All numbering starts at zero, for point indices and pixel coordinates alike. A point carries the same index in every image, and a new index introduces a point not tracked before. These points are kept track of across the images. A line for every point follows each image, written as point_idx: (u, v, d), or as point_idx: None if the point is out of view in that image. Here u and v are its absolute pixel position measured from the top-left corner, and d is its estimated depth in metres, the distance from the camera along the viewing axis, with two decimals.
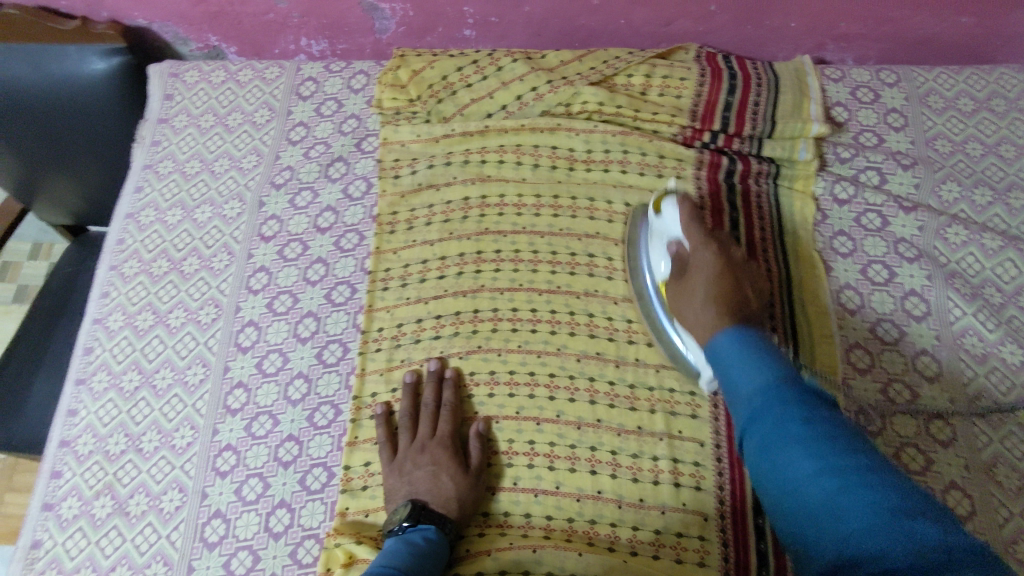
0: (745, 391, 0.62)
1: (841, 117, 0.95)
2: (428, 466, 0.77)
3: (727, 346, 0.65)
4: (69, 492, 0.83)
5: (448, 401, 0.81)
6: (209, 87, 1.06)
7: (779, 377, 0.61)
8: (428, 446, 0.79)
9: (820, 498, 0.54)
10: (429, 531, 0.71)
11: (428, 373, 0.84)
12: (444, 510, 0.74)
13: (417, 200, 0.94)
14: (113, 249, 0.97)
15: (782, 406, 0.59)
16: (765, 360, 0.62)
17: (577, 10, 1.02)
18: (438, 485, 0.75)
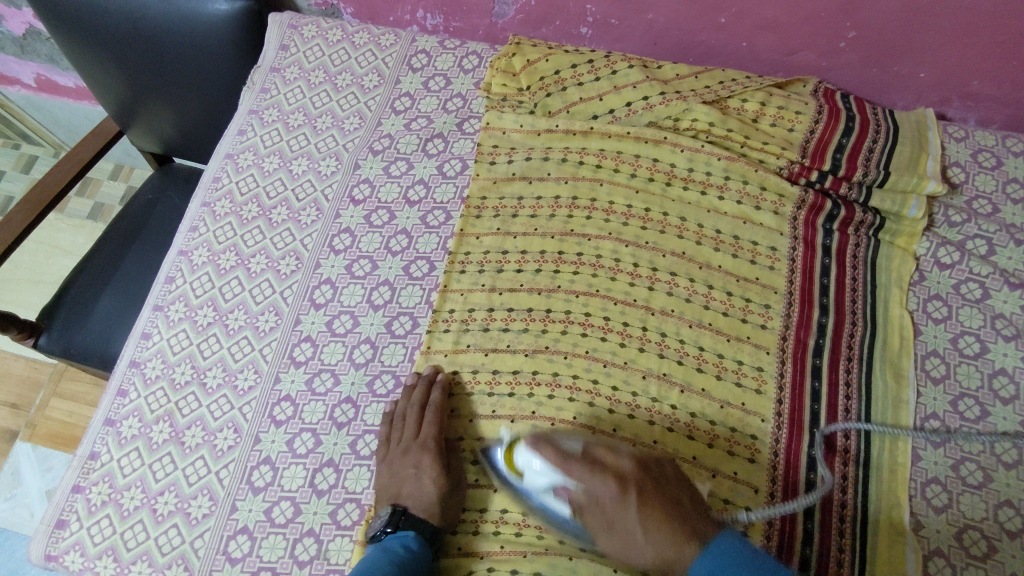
0: (712, 544, 0.64)
1: (956, 178, 0.91)
2: (411, 469, 0.77)
3: (715, 552, 0.63)
4: (132, 412, 0.86)
5: (433, 401, 0.80)
6: (325, 43, 1.07)
7: (758, 558, 0.63)
8: (412, 447, 0.78)
9: None
10: (409, 538, 0.72)
11: (420, 378, 0.83)
12: (426, 516, 0.75)
13: (507, 189, 0.94)
14: (209, 186, 1.00)
15: (751, 568, 0.62)
16: (747, 553, 0.63)
17: (700, 26, 1.00)
18: (421, 490, 0.76)
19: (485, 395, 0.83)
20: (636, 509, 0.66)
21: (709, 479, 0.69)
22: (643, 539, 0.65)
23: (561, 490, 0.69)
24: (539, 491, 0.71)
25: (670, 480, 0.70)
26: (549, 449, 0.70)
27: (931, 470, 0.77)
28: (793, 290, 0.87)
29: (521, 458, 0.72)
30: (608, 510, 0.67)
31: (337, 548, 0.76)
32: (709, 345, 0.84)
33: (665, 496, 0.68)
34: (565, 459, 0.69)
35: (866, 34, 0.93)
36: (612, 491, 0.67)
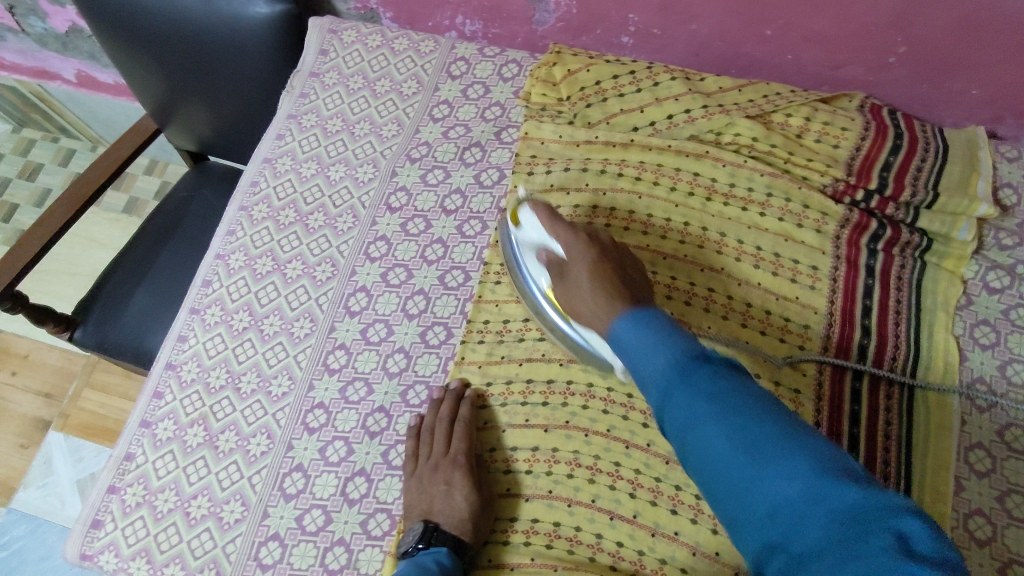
0: (650, 370, 0.58)
1: (1009, 200, 0.88)
2: (442, 485, 0.76)
3: (626, 333, 0.61)
4: (167, 414, 0.87)
5: (462, 417, 0.80)
6: (364, 49, 1.07)
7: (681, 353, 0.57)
8: (442, 463, 0.78)
9: (770, 495, 0.47)
10: (441, 554, 0.71)
11: (448, 392, 0.83)
12: (458, 532, 0.73)
13: (545, 200, 0.93)
14: (247, 190, 1.00)
15: (687, 386, 0.55)
16: (671, 337, 0.59)
17: (745, 38, 0.98)
18: (452, 505, 0.74)
19: (519, 404, 0.83)
20: (587, 271, 0.71)
21: (638, 335, 0.60)
22: (587, 284, 0.70)
23: (543, 251, 0.78)
24: (530, 244, 0.81)
25: (635, 270, 0.74)
26: (543, 210, 0.77)
27: (975, 501, 0.75)
28: (834, 312, 0.85)
29: (522, 217, 0.80)
30: (573, 271, 0.73)
31: (367, 558, 0.76)
32: (746, 365, 0.83)
33: (612, 276, 0.70)
34: (553, 218, 0.76)
35: (917, 49, 0.91)
36: (579, 242, 0.73)
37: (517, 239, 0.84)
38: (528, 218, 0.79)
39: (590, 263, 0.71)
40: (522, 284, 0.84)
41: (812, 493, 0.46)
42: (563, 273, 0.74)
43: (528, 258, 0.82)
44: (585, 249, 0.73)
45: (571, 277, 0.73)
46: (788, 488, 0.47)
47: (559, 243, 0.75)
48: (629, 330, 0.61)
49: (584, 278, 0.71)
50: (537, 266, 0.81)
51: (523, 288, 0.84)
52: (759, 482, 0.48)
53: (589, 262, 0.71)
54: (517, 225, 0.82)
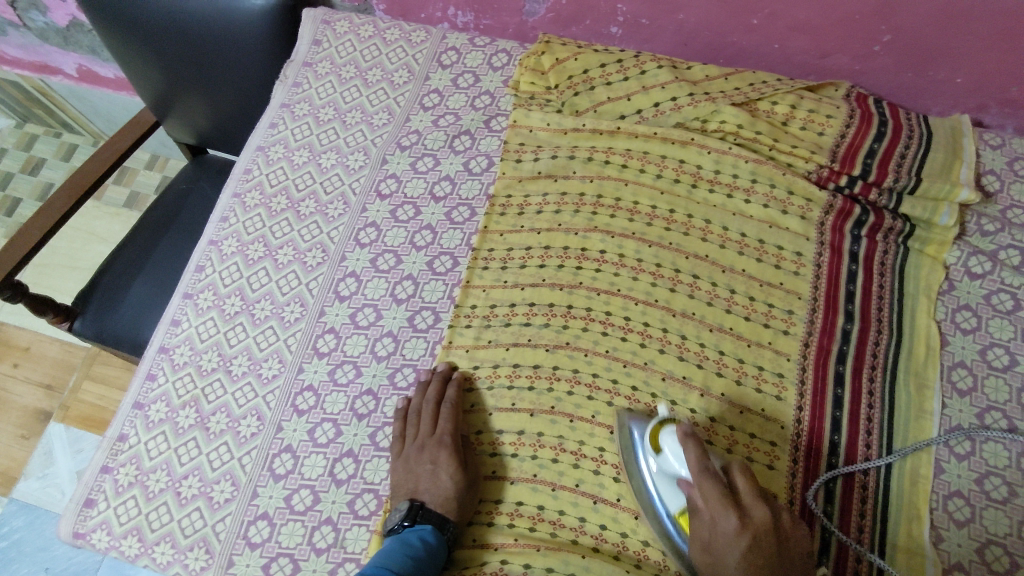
0: None
1: (991, 187, 0.90)
2: (428, 464, 0.77)
3: None
4: (160, 396, 0.88)
5: (450, 398, 0.81)
6: (357, 39, 1.09)
7: None
8: (429, 443, 0.79)
9: None
10: (427, 531, 0.73)
11: (435, 375, 0.84)
12: (443, 511, 0.75)
13: (533, 187, 0.95)
14: (240, 177, 1.02)
15: None
16: None
17: (732, 27, 0.99)
18: (438, 484, 0.76)
19: (505, 388, 0.84)
20: (737, 557, 0.64)
21: None
22: (733, 535, 0.64)
23: (682, 484, 0.71)
24: (666, 470, 0.73)
25: (796, 558, 0.64)
26: (693, 451, 0.69)
27: (954, 482, 0.76)
28: (817, 297, 0.86)
29: (664, 444, 0.73)
30: (712, 517, 0.67)
31: (354, 537, 0.77)
32: (730, 349, 0.84)
33: (766, 545, 0.64)
34: (699, 453, 0.69)
35: (902, 37, 0.92)
36: (715, 487, 0.67)
37: (645, 456, 0.76)
38: (671, 450, 0.72)
39: (742, 549, 0.64)
40: (637, 480, 0.76)
41: None
42: (693, 506, 0.70)
43: (654, 473, 0.75)
44: (735, 532, 0.64)
45: (700, 529, 0.68)
46: None
47: (690, 456, 0.69)
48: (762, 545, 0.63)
49: (733, 557, 0.64)
50: (670, 488, 0.73)
51: (633, 480, 0.76)
52: None
53: (742, 545, 0.64)
54: (655, 450, 0.74)
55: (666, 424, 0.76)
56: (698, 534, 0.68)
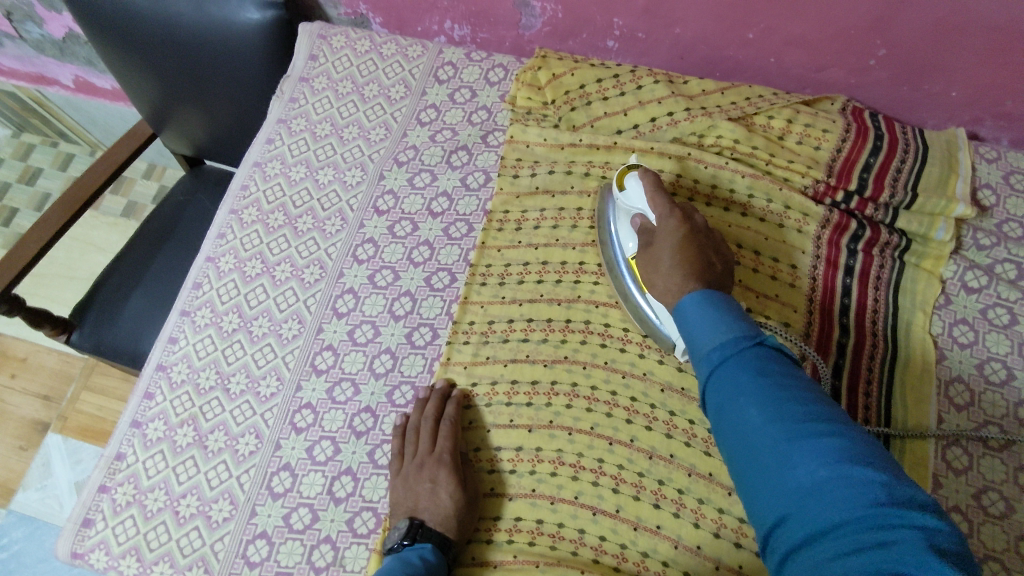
0: (706, 346, 0.63)
1: (987, 200, 0.90)
2: (428, 483, 0.76)
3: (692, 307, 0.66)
4: (158, 415, 0.88)
5: (449, 415, 0.81)
6: (353, 54, 1.09)
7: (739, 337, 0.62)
8: (428, 460, 0.78)
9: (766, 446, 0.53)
10: (427, 550, 0.71)
11: (433, 392, 0.84)
12: (443, 528, 0.73)
13: (530, 202, 0.95)
14: (237, 194, 1.02)
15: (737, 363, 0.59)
16: (726, 319, 0.64)
17: (728, 41, 0.99)
18: (438, 501, 0.75)
19: (503, 405, 0.84)
20: (669, 248, 0.75)
21: (703, 311, 0.65)
22: (665, 266, 0.74)
23: (638, 219, 0.82)
24: (628, 211, 0.85)
25: (726, 254, 0.77)
26: (648, 175, 0.81)
27: (952, 497, 0.76)
28: (813, 311, 0.86)
29: (628, 182, 0.84)
30: (662, 236, 0.77)
31: (353, 556, 0.77)
32: None
33: (697, 258, 0.73)
34: (657, 188, 0.80)
35: (897, 52, 0.92)
36: (674, 217, 0.77)
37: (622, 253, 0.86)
38: (636, 186, 0.83)
39: (676, 244, 0.75)
40: (610, 257, 0.88)
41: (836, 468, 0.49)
42: (648, 242, 0.79)
43: (628, 259, 0.85)
44: (678, 225, 0.76)
45: (656, 249, 0.77)
46: (817, 450, 0.51)
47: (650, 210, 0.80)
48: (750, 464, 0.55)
49: (667, 259, 0.74)
50: (628, 233, 0.85)
51: (616, 275, 0.87)
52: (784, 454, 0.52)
53: (680, 234, 0.75)
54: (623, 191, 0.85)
55: (631, 167, 0.86)
56: (644, 242, 0.80)
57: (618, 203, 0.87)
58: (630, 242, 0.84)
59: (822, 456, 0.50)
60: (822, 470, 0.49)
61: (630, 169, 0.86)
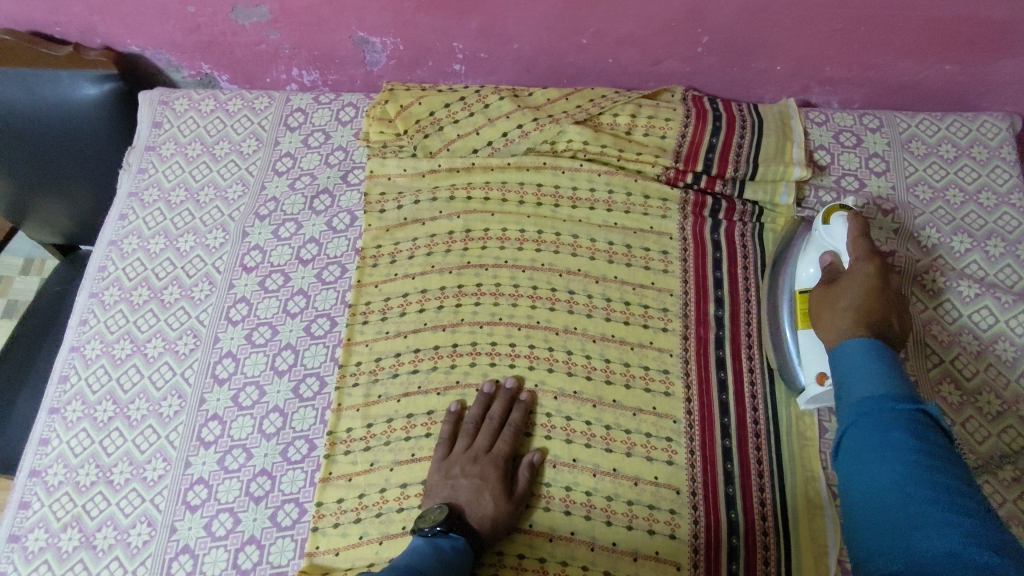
0: (858, 394, 0.64)
1: (823, 160, 0.96)
2: (474, 478, 0.76)
3: (856, 352, 0.67)
4: (36, 524, 0.82)
5: (514, 422, 0.81)
6: (198, 115, 1.07)
7: (897, 393, 0.62)
8: (481, 458, 0.78)
9: (889, 479, 0.57)
10: (459, 541, 0.71)
11: (503, 391, 0.83)
12: (478, 526, 0.74)
13: (401, 234, 0.95)
14: (95, 276, 0.97)
15: (892, 413, 0.61)
16: (889, 373, 0.64)
17: (565, 49, 1.02)
18: (478, 500, 0.75)
19: (402, 440, 0.82)
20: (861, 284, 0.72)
21: (864, 364, 0.65)
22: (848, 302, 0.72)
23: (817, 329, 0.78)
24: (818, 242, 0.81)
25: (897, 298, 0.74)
26: (858, 227, 0.77)
27: None
28: (688, 289, 0.89)
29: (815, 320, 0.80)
30: (851, 276, 0.74)
31: None
32: (615, 356, 0.86)
33: (879, 310, 0.71)
34: (865, 238, 0.77)
35: (718, 38, 0.97)
36: (867, 262, 0.74)
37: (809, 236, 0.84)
38: (840, 227, 0.79)
39: (863, 292, 0.72)
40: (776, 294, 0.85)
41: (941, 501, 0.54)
42: (828, 279, 0.77)
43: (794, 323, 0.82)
44: (874, 271, 0.73)
45: (836, 290, 0.74)
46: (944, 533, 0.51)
47: (851, 255, 0.76)
48: (856, 353, 0.67)
49: (847, 300, 0.72)
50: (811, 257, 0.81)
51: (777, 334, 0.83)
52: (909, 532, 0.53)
53: (874, 284, 0.72)
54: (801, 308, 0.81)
55: (839, 207, 0.81)
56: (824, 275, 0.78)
57: (813, 239, 0.82)
58: (808, 271, 0.81)
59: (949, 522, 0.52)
60: (937, 535, 0.52)
61: (839, 207, 0.81)
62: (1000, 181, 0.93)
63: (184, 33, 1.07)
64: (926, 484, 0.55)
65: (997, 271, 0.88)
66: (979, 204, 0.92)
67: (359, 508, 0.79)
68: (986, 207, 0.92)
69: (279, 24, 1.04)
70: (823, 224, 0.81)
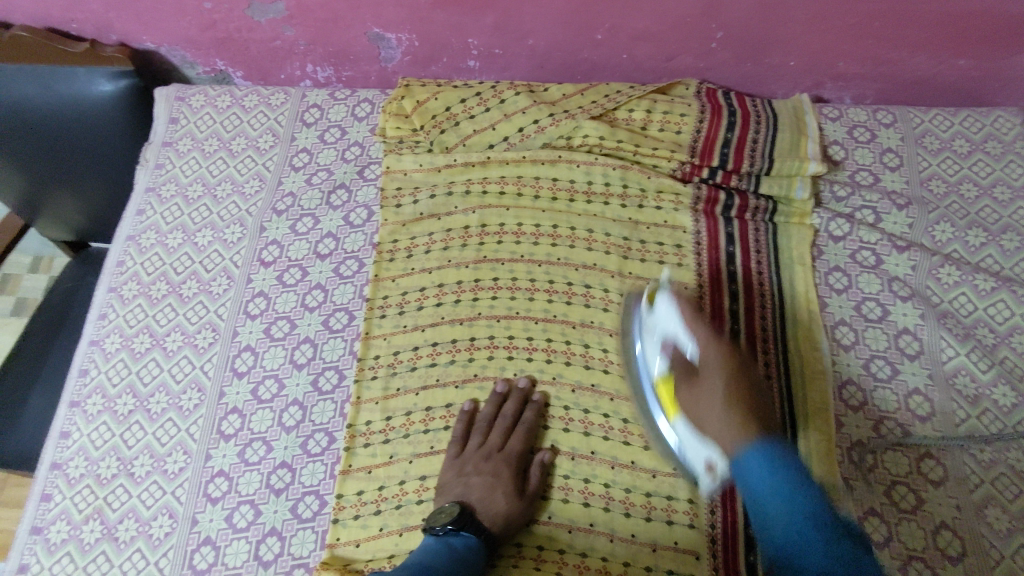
0: (766, 490, 0.66)
1: (837, 155, 0.97)
2: (487, 476, 0.78)
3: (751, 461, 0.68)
4: (58, 516, 0.83)
5: (527, 420, 0.82)
6: (214, 111, 1.07)
7: (799, 485, 0.66)
8: (494, 457, 0.80)
9: (766, 489, 0.66)
10: (471, 539, 0.73)
11: (517, 390, 0.84)
12: (490, 524, 0.75)
13: (417, 229, 0.95)
14: (113, 271, 0.98)
15: (772, 479, 0.66)
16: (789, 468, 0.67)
17: (579, 45, 1.03)
18: (490, 498, 0.76)
19: (421, 433, 0.83)
20: (723, 377, 0.74)
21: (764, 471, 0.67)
22: (722, 407, 0.72)
23: (674, 348, 0.77)
24: (655, 329, 0.80)
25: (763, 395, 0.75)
26: (686, 306, 0.77)
27: (854, 434, 0.80)
28: (704, 283, 0.90)
29: (658, 301, 0.80)
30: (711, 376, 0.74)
31: None
32: (632, 351, 0.86)
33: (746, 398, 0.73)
34: (711, 334, 0.75)
35: (732, 33, 0.98)
36: (715, 350, 0.75)
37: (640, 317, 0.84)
38: (664, 307, 0.78)
39: (728, 389, 0.73)
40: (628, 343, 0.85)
41: (811, 519, 0.64)
42: (687, 377, 0.76)
43: (645, 341, 0.81)
44: (722, 355, 0.75)
45: (703, 382, 0.74)
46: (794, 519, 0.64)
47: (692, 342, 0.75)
48: (754, 463, 0.68)
49: (721, 390, 0.73)
50: (654, 347, 0.80)
51: (635, 381, 0.83)
52: (767, 503, 0.66)
53: (734, 390, 0.73)
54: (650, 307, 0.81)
55: (660, 287, 0.82)
56: (675, 363, 0.77)
57: (644, 323, 0.82)
58: (656, 360, 0.79)
59: (807, 511, 0.64)
60: (784, 516, 0.64)
61: (660, 287, 0.81)
62: (1014, 175, 0.94)
63: (200, 30, 1.08)
64: (786, 494, 0.65)
65: (1011, 265, 0.88)
66: (993, 199, 0.93)
67: (379, 500, 0.79)
68: (1000, 201, 0.92)
69: (295, 20, 1.04)
70: (652, 308, 0.81)
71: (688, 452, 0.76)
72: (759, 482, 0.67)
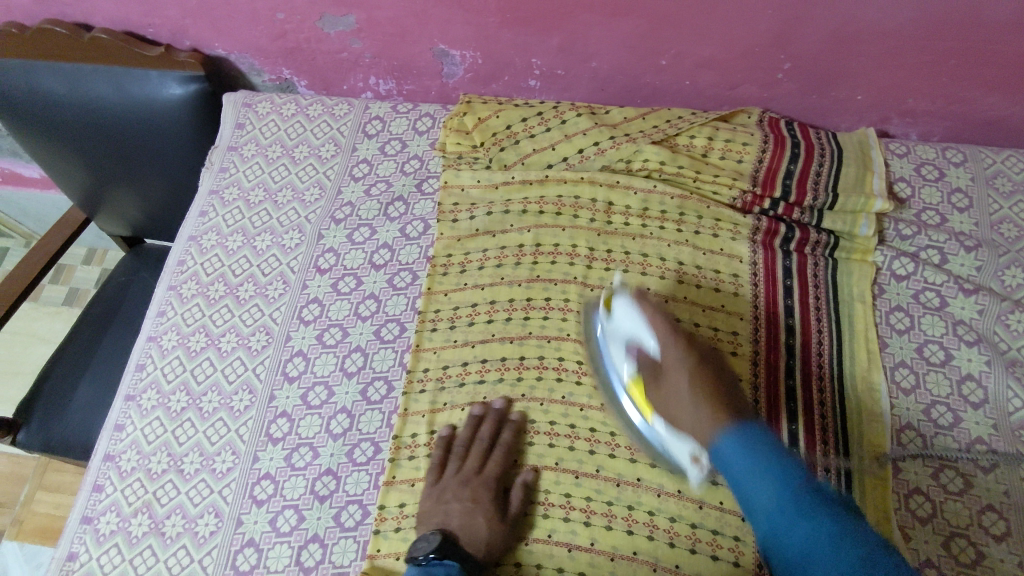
0: (762, 504, 0.61)
1: (903, 193, 0.95)
2: (466, 503, 0.77)
3: (729, 450, 0.64)
4: (109, 507, 0.84)
5: (504, 442, 0.81)
6: (280, 119, 1.10)
7: (769, 448, 0.63)
8: (471, 482, 0.79)
9: (771, 504, 0.60)
10: (452, 568, 0.71)
11: (493, 411, 0.84)
12: (472, 550, 0.74)
13: (472, 244, 0.96)
14: (174, 270, 1.00)
15: (764, 459, 0.62)
16: (760, 446, 0.63)
17: (642, 70, 1.03)
18: (471, 524, 0.76)
19: None
20: (686, 377, 0.70)
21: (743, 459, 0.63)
22: (692, 405, 0.69)
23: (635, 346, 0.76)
24: (618, 332, 0.78)
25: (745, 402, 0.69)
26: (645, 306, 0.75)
27: (912, 481, 0.78)
28: (759, 316, 0.88)
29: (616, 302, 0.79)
30: (671, 385, 0.71)
31: None
32: None
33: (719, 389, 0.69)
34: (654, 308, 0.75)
35: (800, 64, 0.96)
36: (675, 348, 0.72)
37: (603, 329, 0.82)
38: (625, 309, 0.77)
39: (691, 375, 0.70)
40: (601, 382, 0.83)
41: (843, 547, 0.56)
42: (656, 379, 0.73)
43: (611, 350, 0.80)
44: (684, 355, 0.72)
45: (669, 385, 0.71)
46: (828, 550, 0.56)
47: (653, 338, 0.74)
48: (729, 452, 0.64)
49: (686, 390, 0.70)
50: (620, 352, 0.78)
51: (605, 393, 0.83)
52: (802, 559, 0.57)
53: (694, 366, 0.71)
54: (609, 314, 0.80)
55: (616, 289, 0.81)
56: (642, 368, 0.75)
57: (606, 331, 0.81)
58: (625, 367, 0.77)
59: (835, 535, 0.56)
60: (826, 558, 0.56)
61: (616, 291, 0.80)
62: None
63: (270, 39, 1.10)
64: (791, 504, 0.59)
65: None
66: None
67: None
68: None
69: (364, 33, 1.06)
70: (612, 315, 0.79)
71: (671, 449, 0.74)
72: (766, 497, 0.60)
